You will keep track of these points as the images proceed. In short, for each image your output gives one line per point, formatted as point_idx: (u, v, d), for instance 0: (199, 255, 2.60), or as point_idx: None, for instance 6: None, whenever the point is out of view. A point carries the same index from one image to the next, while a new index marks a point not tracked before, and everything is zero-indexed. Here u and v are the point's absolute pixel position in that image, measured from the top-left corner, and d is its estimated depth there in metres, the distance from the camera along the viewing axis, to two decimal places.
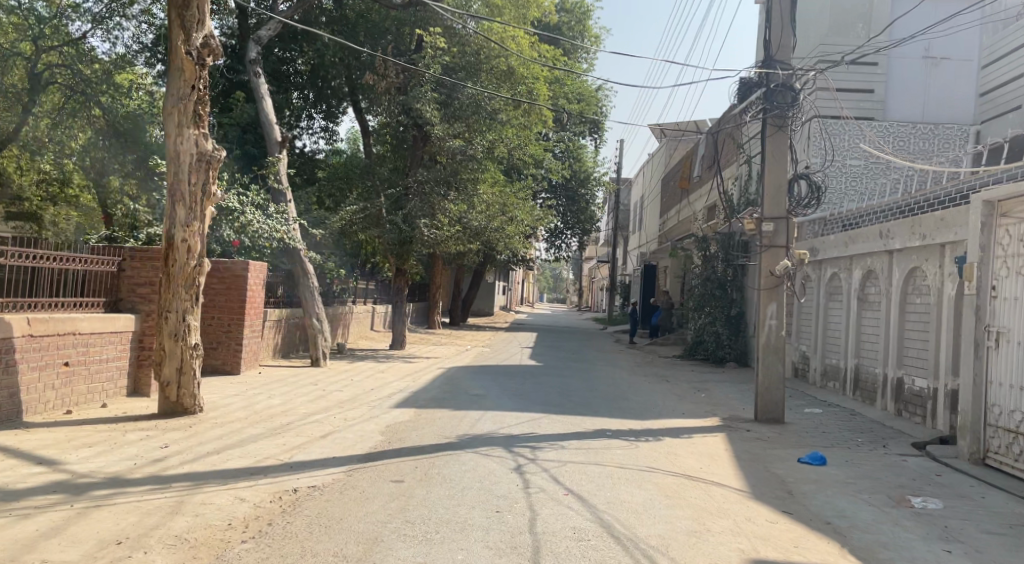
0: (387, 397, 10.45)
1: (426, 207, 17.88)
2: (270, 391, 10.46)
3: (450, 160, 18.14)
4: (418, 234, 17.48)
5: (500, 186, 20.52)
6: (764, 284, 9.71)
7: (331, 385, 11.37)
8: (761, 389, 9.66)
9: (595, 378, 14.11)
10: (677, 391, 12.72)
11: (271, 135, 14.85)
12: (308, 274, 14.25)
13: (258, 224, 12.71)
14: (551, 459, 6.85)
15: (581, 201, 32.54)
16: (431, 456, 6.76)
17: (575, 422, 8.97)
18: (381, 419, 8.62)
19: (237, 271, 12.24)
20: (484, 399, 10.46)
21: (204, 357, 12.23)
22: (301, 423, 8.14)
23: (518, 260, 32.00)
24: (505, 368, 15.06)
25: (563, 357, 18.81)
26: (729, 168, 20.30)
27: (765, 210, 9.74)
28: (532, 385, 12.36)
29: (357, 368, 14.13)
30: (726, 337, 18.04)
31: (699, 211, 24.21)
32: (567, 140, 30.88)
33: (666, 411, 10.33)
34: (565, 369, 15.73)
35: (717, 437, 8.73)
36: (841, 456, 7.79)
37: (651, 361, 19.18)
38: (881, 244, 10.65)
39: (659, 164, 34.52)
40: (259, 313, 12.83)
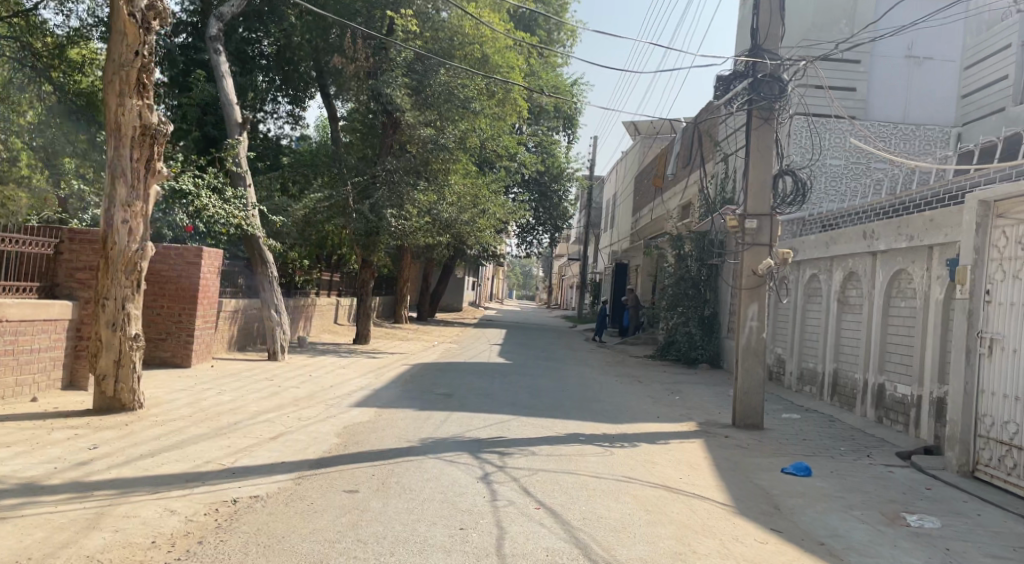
0: (347, 395, 9.86)
1: (394, 197, 17.30)
2: (220, 387, 9.81)
3: (420, 150, 17.56)
4: (385, 224, 16.88)
5: (473, 178, 19.98)
6: (746, 283, 9.29)
7: (288, 381, 10.75)
8: (739, 393, 9.25)
9: (565, 378, 13.64)
10: (650, 393, 12.30)
11: (230, 116, 14.15)
12: (266, 263, 13.52)
13: (216, 209, 11.96)
14: (520, 467, 6.33)
15: (553, 197, 32.18)
16: (389, 461, 6.21)
17: (546, 425, 8.47)
18: (339, 419, 8.05)
19: (189, 258, 11.56)
20: (450, 399, 9.93)
21: (151, 349, 11.59)
22: (251, 422, 7.54)
23: (488, 256, 31.51)
24: (473, 366, 14.53)
25: (532, 355, 18.33)
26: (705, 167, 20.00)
27: (748, 206, 9.32)
28: (500, 384, 11.86)
29: (317, 363, 13.48)
30: (699, 338, 17.69)
31: (673, 209, 23.92)
32: (540, 133, 30.47)
33: (640, 414, 9.88)
34: (535, 367, 15.24)
35: (695, 443, 8.29)
36: (826, 467, 7.38)
37: (622, 360, 18.78)
38: (865, 245, 10.30)
39: (633, 162, 34.22)
40: (212, 303, 12.22)
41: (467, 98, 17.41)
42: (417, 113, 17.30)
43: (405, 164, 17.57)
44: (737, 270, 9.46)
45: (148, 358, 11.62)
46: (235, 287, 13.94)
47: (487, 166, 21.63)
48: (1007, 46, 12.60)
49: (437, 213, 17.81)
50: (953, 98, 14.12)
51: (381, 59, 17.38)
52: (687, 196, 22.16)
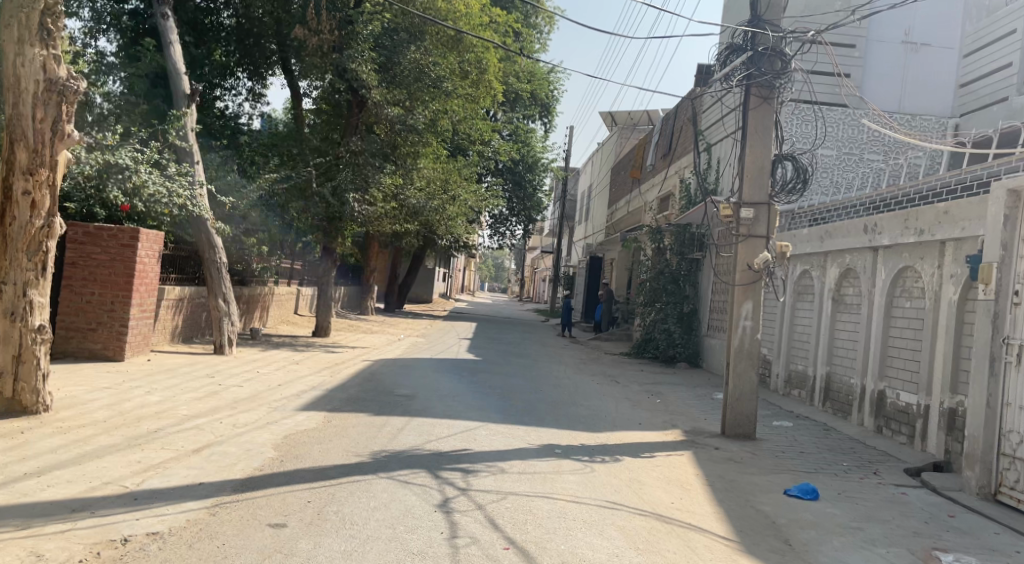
0: (295, 396, 8.85)
1: (358, 180, 16.02)
2: (152, 386, 8.73)
3: (387, 130, 16.59)
4: (348, 208, 15.75)
5: (443, 162, 18.96)
6: (740, 279, 8.44)
7: (231, 378, 9.71)
8: (729, 399, 8.38)
9: (538, 378, 12.73)
10: (628, 395, 11.44)
11: (179, 87, 13.01)
12: (214, 248, 12.46)
13: (157, 187, 10.99)
14: (487, 489, 5.40)
15: (528, 186, 31.18)
16: (331, 482, 5.24)
17: (517, 434, 7.55)
18: (281, 426, 7.06)
19: (125, 240, 10.57)
20: (410, 401, 8.97)
21: (80, 340, 10.49)
22: (175, 429, 6.52)
23: (459, 246, 30.49)
24: (439, 363, 13.58)
25: (503, 351, 17.39)
26: (685, 157, 19.19)
27: (744, 193, 8.46)
28: (467, 384, 10.92)
29: (268, 357, 12.43)
30: (678, 335, 16.80)
31: (652, 201, 23.08)
32: (515, 120, 29.48)
33: (620, 421, 8.99)
34: (505, 365, 14.33)
35: (683, 456, 7.43)
36: (832, 487, 6.54)
37: (597, 358, 17.91)
38: (866, 239, 9.46)
39: (609, 154, 33.45)
40: (151, 290, 11.19)
41: (439, 77, 16.45)
42: (383, 89, 16.24)
43: (371, 144, 16.36)
44: (730, 264, 8.59)
45: (75, 351, 10.49)
46: (177, 273, 12.79)
47: (457, 153, 20.60)
48: (1012, 32, 11.87)
49: (404, 198, 16.75)
50: (950, 88, 13.40)
51: (347, 35, 15.93)
52: (666, 188, 21.36)
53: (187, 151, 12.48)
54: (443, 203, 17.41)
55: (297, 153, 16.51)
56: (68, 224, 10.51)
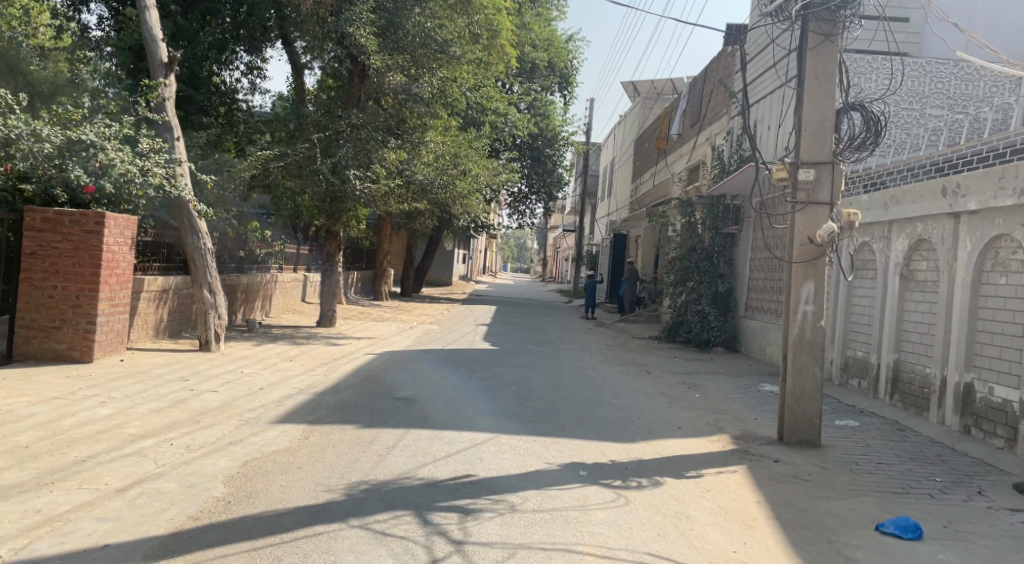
0: (276, 403, 7.61)
1: (360, 156, 14.67)
2: (109, 394, 7.54)
3: (391, 101, 15.32)
4: (350, 188, 14.34)
5: (454, 134, 17.56)
6: (798, 255, 6.99)
7: (208, 381, 8.52)
8: (786, 398, 7.00)
9: (559, 370, 11.41)
10: (661, 390, 10.10)
11: (155, 55, 11.73)
12: (197, 233, 11.25)
13: (127, 165, 9.94)
14: (491, 541, 4.12)
15: (547, 161, 29.68)
16: (285, 537, 4.00)
17: (533, 451, 6.24)
18: (246, 446, 5.83)
19: (89, 226, 9.39)
20: (410, 407, 7.70)
21: (43, 340, 9.35)
22: (109, 457, 5.31)
23: (476, 227, 29.18)
24: (452, 355, 12.31)
25: (522, 338, 16.09)
26: (717, 122, 17.67)
27: (800, 151, 7.03)
28: (479, 382, 9.64)
29: (259, 353, 11.24)
30: (714, 318, 15.31)
31: (680, 172, 21.57)
32: (532, 92, 27.98)
33: (655, 426, 7.66)
34: (524, 355, 13.05)
35: (737, 472, 6.09)
36: (932, 517, 5.18)
37: (624, 343, 16.56)
38: (944, 204, 7.96)
39: (631, 125, 31.87)
40: (124, 282, 10.02)
41: (446, 40, 15.13)
42: (384, 56, 14.91)
43: (375, 115, 15.01)
44: (786, 238, 7.16)
45: (38, 353, 9.35)
46: (154, 261, 11.59)
47: (469, 125, 19.21)
48: None
49: (409, 174, 15.40)
50: None
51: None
52: (695, 157, 19.87)
53: (167, 123, 11.29)
54: (453, 179, 16.03)
55: (295, 128, 15.30)
56: (25, 210, 9.32)
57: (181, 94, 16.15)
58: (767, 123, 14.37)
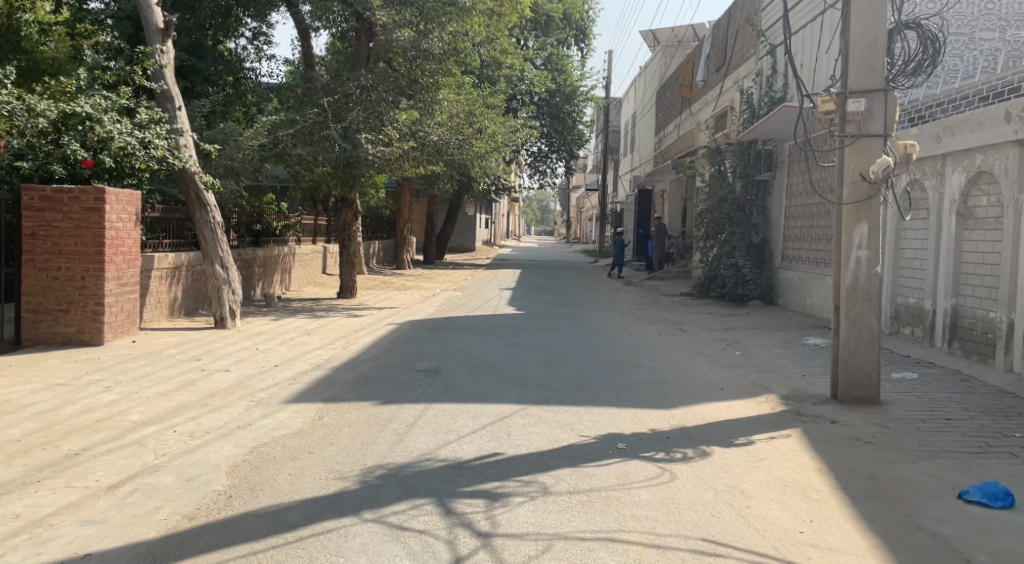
0: (291, 380, 7.17)
1: (372, 119, 14.04)
2: (116, 378, 7.14)
3: (400, 60, 14.70)
4: (362, 152, 13.67)
5: (468, 91, 16.88)
6: (849, 195, 6.33)
7: (220, 359, 8.10)
8: (841, 352, 6.39)
9: (589, 332, 10.87)
10: (699, 349, 9.52)
11: (150, 21, 11.18)
12: (205, 207, 10.80)
13: (126, 138, 9.53)
14: (523, 532, 3.62)
15: (567, 118, 28.83)
16: (290, 536, 3.55)
17: (565, 422, 5.72)
18: (255, 430, 5.37)
19: (89, 203, 8.96)
20: (433, 379, 7.22)
21: (50, 324, 8.98)
22: (105, 449, 4.88)
23: (498, 189, 28.56)
24: (477, 322, 11.82)
25: (549, 301, 15.55)
26: (744, 65, 17.05)
27: (848, 79, 6.33)
28: (505, 348, 9.14)
29: (277, 328, 10.82)
30: (750, 272, 14.59)
31: (706, 120, 20.72)
32: (548, 47, 27.61)
33: (697, 389, 7.09)
34: (552, 318, 12.52)
35: (792, 436, 5.53)
36: (1020, 480, 4.59)
37: (655, 301, 15.96)
38: (1008, 130, 7.21)
39: (652, 76, 30.86)
40: (131, 261, 9.61)
41: None
42: (390, 11, 14.25)
43: (384, 74, 14.33)
44: (835, 177, 6.48)
45: (47, 337, 9.00)
46: (164, 238, 11.19)
47: (483, 82, 18.53)
48: None
49: (423, 135, 14.63)
50: None
51: None
52: (722, 104, 19.03)
53: (166, 91, 10.80)
54: (469, 138, 15.39)
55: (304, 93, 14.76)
56: (22, 189, 8.91)
57: (185, 64, 15.64)
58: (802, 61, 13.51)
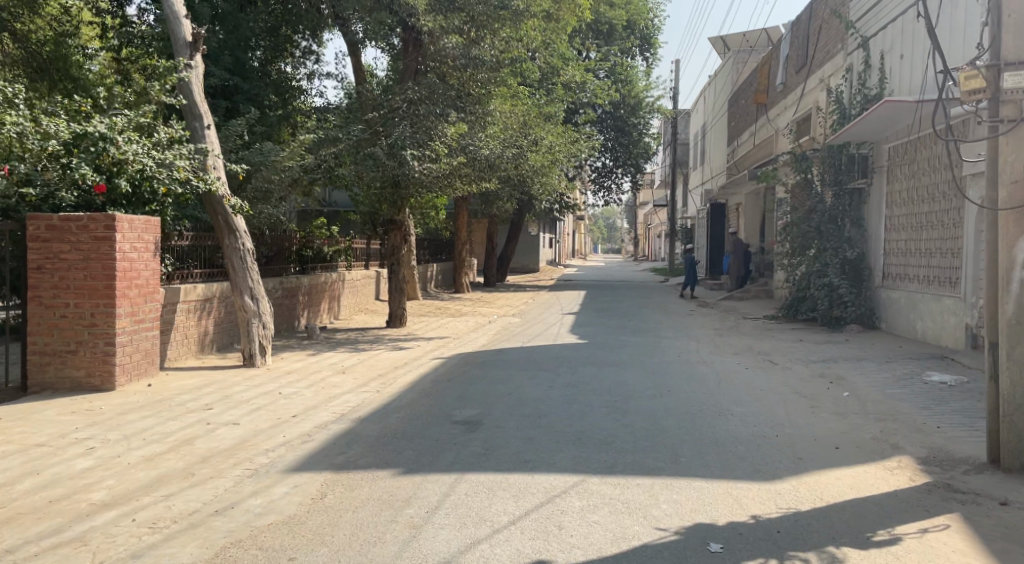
0: (306, 438, 6.01)
1: (418, 133, 12.85)
2: (104, 435, 6.09)
3: (449, 71, 13.68)
4: (408, 170, 12.56)
5: (524, 102, 15.82)
6: (1006, 198, 4.83)
7: (233, 409, 7.02)
8: (1003, 405, 4.83)
9: (662, 367, 9.44)
10: (797, 388, 7.99)
11: (179, 35, 10.40)
12: (234, 233, 9.86)
13: (144, 159, 8.74)
14: None
15: (632, 131, 27.36)
16: None
17: (636, 503, 4.35)
18: (235, 518, 4.20)
19: (99, 231, 8.09)
20: (474, 435, 5.95)
21: (58, 367, 8.09)
22: (35, 551, 3.76)
23: (560, 207, 27.27)
24: (534, 355, 10.51)
25: (615, 327, 14.14)
26: (830, 62, 15.75)
27: (1000, 48, 4.88)
28: (564, 391, 7.80)
29: (310, 365, 9.74)
30: (846, 292, 12.91)
31: (787, 125, 19.27)
32: (611, 56, 26.19)
33: (803, 448, 5.62)
34: (618, 349, 11.10)
35: (950, 527, 4.04)
36: None
37: (736, 327, 14.35)
38: None
39: (722, 83, 29.31)
40: (149, 294, 8.70)
41: None
42: (436, 16, 13.24)
43: (433, 87, 13.24)
44: (989, 174, 4.98)
45: (55, 382, 8.12)
46: (194, 267, 10.31)
47: (541, 91, 17.37)
48: None
49: (474, 149, 13.43)
50: None
51: None
52: (807, 105, 17.55)
53: (192, 101, 10.09)
54: (523, 150, 14.26)
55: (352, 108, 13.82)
56: (27, 219, 8.09)
57: (228, 84, 14.87)
58: (915, 49, 11.97)
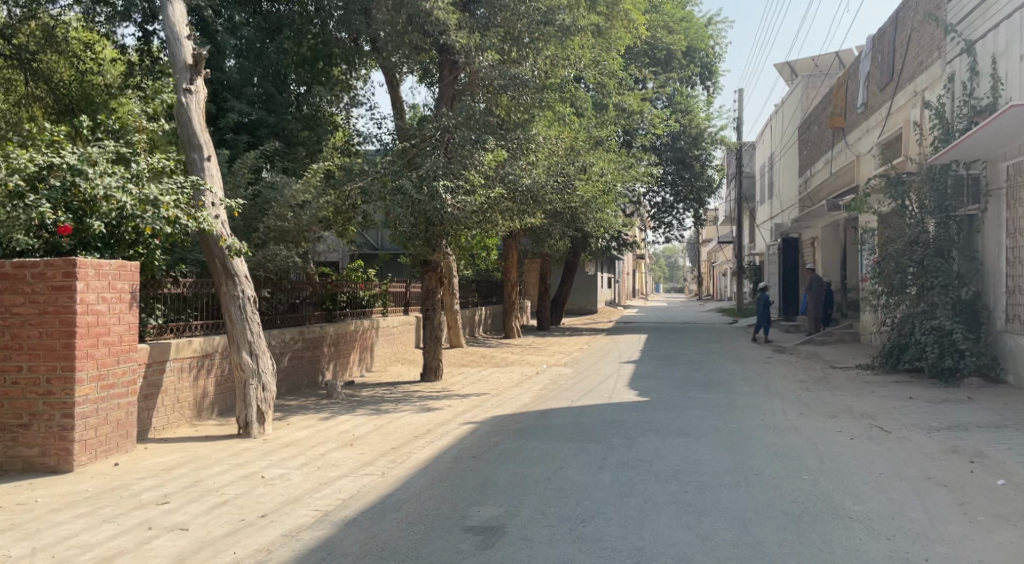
0: (264, 557, 4.46)
1: (449, 164, 11.40)
2: (6, 549, 4.64)
3: (488, 95, 12.39)
4: (440, 204, 11.04)
5: (574, 128, 14.42)
6: None
7: (192, 505, 5.51)
8: None
9: (742, 437, 7.64)
10: (929, 476, 6.14)
11: (177, 57, 9.03)
12: (233, 277, 8.47)
13: (122, 196, 7.45)
14: None
15: (694, 163, 25.60)
16: None
17: None
18: None
19: (57, 280, 6.76)
20: (490, 556, 4.31)
21: (6, 444, 6.73)
22: None
23: (618, 245, 25.57)
24: (583, 418, 8.81)
25: (681, 380, 12.31)
26: (925, 73, 13.94)
27: None
28: (618, 478, 6.08)
29: (319, 434, 8.26)
30: (961, 338, 11.22)
31: (871, 147, 17.33)
32: (670, 84, 24.71)
33: None
34: (686, 410, 9.31)
35: None
36: None
37: (823, 379, 12.38)
38: None
39: (791, 110, 27.49)
40: (122, 353, 7.32)
41: (550, 8, 12.15)
42: (470, 33, 11.96)
43: (470, 112, 12.02)
44: None
45: (3, 463, 6.74)
46: (190, 320, 8.96)
47: (594, 117, 15.87)
48: None
49: (514, 178, 11.82)
50: None
51: None
52: (894, 124, 15.79)
53: (189, 127, 8.90)
54: (570, 178, 12.74)
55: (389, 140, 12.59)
56: None
57: (250, 119, 13.55)
58: None
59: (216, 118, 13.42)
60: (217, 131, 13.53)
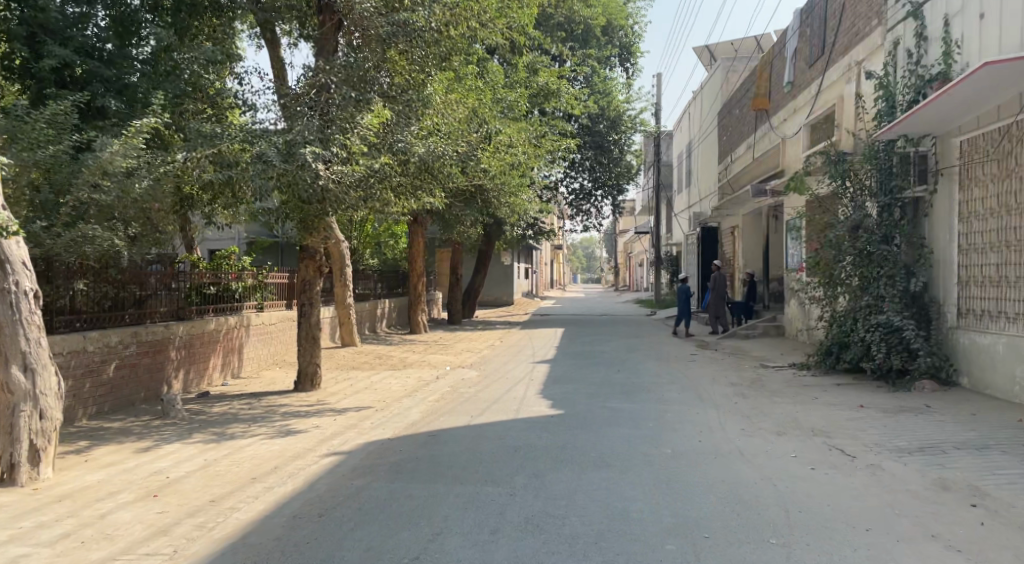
0: None
1: (321, 127, 9.27)
2: None
3: (373, 49, 10.35)
4: (311, 176, 8.76)
5: (478, 94, 12.54)
6: None
7: None
8: None
9: (675, 469, 5.99)
10: (928, 531, 4.63)
11: None
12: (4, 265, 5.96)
13: None
14: None
15: (612, 148, 24.12)
16: None
17: None
18: None
19: None
20: None
21: None
22: None
23: (533, 234, 23.86)
24: (480, 443, 7.01)
25: (598, 384, 10.69)
26: (864, 42, 12.65)
27: None
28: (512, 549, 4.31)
29: (121, 474, 6.18)
30: (913, 336, 9.94)
31: (800, 126, 16.08)
32: (587, 62, 23.09)
33: None
34: (604, 428, 7.64)
35: None
36: None
37: (757, 382, 10.98)
38: None
39: (711, 94, 26.39)
40: None
41: None
42: None
43: (350, 66, 9.93)
44: None
45: None
46: None
47: (502, 85, 14.02)
48: None
49: (405, 147, 9.75)
50: None
51: None
52: (826, 101, 14.55)
53: None
54: (472, 148, 10.84)
55: (269, 107, 10.27)
56: None
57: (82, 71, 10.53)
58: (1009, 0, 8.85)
59: (32, 66, 10.30)
60: (36, 83, 10.38)
